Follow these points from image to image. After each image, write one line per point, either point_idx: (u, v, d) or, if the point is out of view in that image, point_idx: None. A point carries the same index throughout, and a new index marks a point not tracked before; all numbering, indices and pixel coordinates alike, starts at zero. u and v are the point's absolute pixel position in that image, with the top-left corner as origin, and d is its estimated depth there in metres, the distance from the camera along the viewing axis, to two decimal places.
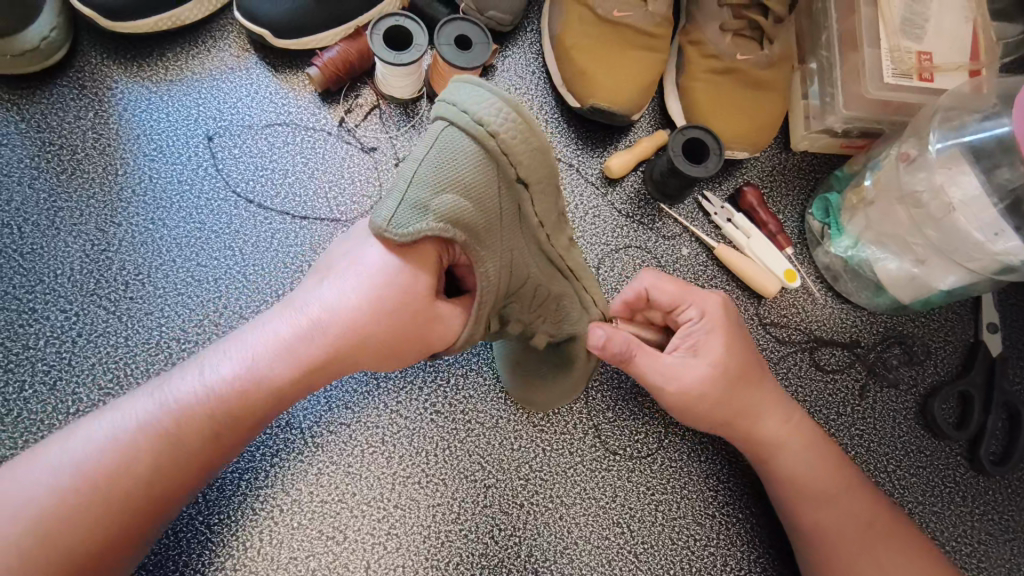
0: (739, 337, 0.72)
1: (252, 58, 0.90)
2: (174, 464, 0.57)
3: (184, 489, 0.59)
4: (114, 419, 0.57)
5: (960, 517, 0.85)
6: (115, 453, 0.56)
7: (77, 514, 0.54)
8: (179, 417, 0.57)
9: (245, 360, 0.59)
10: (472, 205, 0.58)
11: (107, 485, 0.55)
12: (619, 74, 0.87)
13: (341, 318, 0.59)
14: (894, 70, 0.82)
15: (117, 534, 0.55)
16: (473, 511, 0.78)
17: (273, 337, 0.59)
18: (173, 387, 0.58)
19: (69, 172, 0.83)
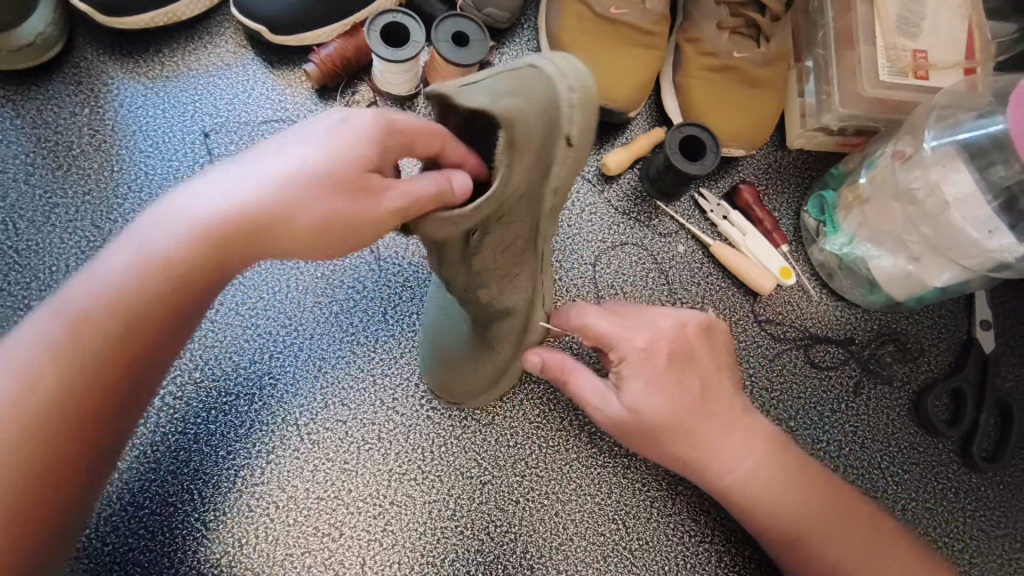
0: (677, 373, 0.66)
1: (248, 54, 0.90)
2: (139, 333, 0.50)
3: (135, 363, 0.51)
4: (91, 280, 0.50)
5: (953, 513, 0.86)
6: (92, 312, 0.49)
7: (48, 378, 0.48)
8: (155, 263, 0.50)
9: (223, 214, 0.50)
10: (531, 117, 0.50)
11: (87, 345, 0.49)
12: (616, 72, 0.88)
13: (352, 180, 0.50)
14: (890, 68, 0.83)
15: (75, 407, 0.48)
16: (469, 508, 0.79)
17: (258, 186, 0.50)
18: (139, 240, 0.50)
19: (65, 168, 0.83)
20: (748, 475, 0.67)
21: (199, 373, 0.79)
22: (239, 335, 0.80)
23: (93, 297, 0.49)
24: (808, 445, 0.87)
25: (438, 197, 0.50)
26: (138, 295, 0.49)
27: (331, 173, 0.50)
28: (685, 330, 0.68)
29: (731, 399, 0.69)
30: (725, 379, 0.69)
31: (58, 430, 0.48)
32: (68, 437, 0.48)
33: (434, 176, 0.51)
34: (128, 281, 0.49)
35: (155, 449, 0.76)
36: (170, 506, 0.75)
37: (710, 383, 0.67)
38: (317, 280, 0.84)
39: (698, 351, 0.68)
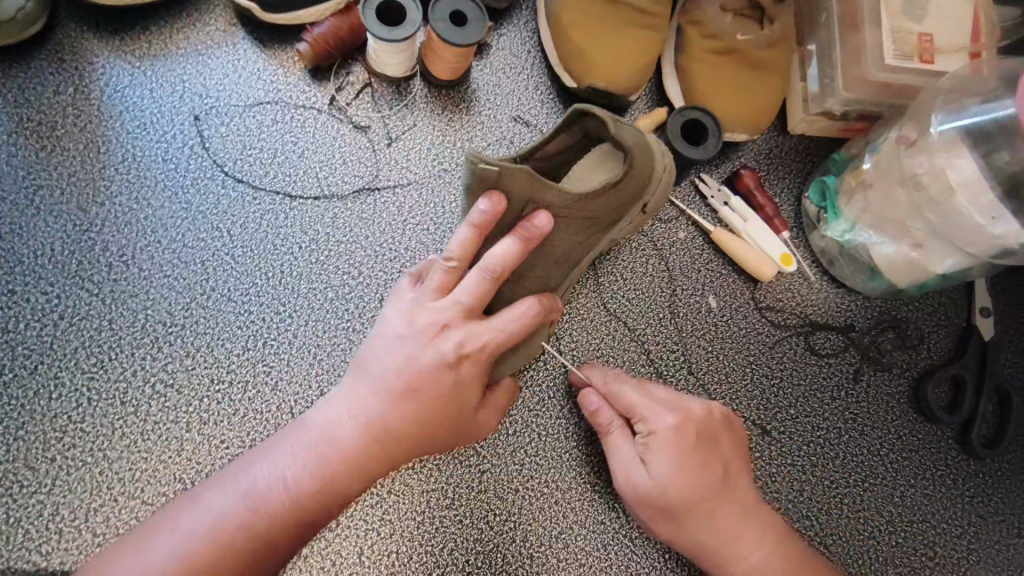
0: (705, 456, 0.69)
1: (240, 33, 0.87)
2: (454, 416, 0.62)
3: (331, 470, 0.59)
4: (303, 440, 0.60)
5: (951, 500, 0.86)
6: (240, 521, 0.56)
7: (332, 471, 0.58)
8: (444, 386, 0.61)
9: (421, 337, 0.62)
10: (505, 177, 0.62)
11: (242, 534, 0.55)
12: (617, 54, 0.86)
13: (498, 278, 0.63)
14: (895, 51, 0.81)
15: (313, 496, 0.58)
16: (468, 496, 0.78)
17: (437, 311, 0.63)
18: (277, 456, 0.59)
19: (49, 149, 0.80)
20: (755, 564, 0.68)
21: (190, 361, 0.76)
22: (232, 321, 0.78)
23: (281, 482, 0.57)
24: (809, 432, 0.86)
25: (519, 253, 0.64)
26: (416, 422, 0.60)
27: (497, 268, 0.63)
28: (715, 416, 0.73)
29: (748, 488, 0.72)
30: (744, 469, 0.74)
31: (309, 524, 0.58)
32: (312, 520, 0.58)
33: (524, 239, 0.64)
34: (268, 496, 0.57)
35: (145, 439, 0.74)
36: (163, 495, 0.72)
37: (732, 466, 0.72)
38: (312, 266, 0.81)
39: (722, 437, 0.72)
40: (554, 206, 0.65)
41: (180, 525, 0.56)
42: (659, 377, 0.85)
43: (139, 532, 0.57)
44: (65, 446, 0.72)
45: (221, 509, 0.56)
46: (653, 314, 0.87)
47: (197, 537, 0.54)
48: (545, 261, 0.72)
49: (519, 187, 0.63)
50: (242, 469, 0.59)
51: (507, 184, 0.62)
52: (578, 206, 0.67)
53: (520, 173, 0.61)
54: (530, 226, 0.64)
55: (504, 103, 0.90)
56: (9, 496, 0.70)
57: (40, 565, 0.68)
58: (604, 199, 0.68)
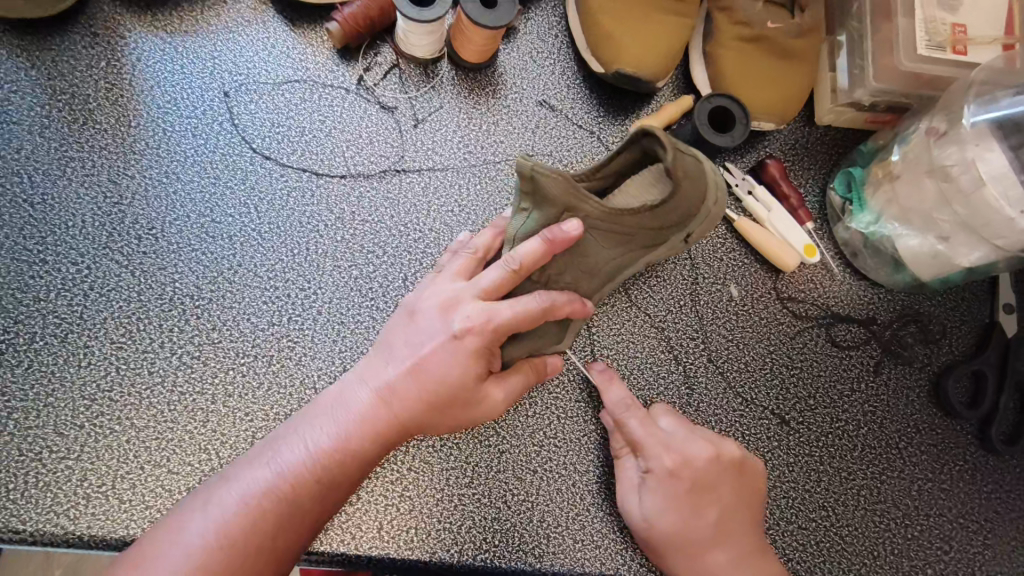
0: (696, 502, 0.72)
1: (270, 11, 0.88)
2: (466, 390, 0.61)
3: (352, 442, 0.60)
4: (324, 418, 0.61)
5: (969, 495, 0.86)
6: (267, 493, 0.56)
7: (352, 440, 0.60)
8: (455, 355, 0.60)
9: (435, 315, 0.62)
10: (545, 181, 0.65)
11: (269, 505, 0.56)
12: (646, 39, 0.86)
13: (518, 269, 0.61)
14: (928, 41, 0.81)
15: (334, 467, 0.59)
16: (486, 476, 0.78)
17: (451, 290, 0.63)
18: (301, 431, 0.60)
19: (81, 121, 0.81)
20: None
21: (216, 334, 0.77)
22: (258, 297, 0.79)
23: (303, 453, 0.58)
24: (827, 424, 0.86)
25: (544, 251, 0.62)
26: (431, 391, 0.60)
27: (520, 265, 0.61)
28: (719, 461, 0.73)
29: (746, 535, 0.73)
30: (749, 515, 0.74)
31: (331, 493, 0.59)
32: (334, 489, 0.59)
33: (551, 239, 0.62)
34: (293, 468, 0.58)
35: (171, 409, 0.75)
36: (187, 465, 0.73)
37: (731, 512, 0.73)
38: (337, 244, 0.82)
39: (724, 484, 0.73)
40: (589, 215, 0.68)
41: (208, 502, 0.56)
42: (679, 364, 0.86)
43: (169, 518, 0.57)
44: (93, 414, 0.73)
45: (247, 483, 0.57)
46: (674, 302, 0.87)
47: (226, 510, 0.55)
48: (576, 270, 0.72)
49: (557, 193, 0.66)
50: (271, 446, 0.60)
51: (545, 188, 0.65)
52: (613, 221, 0.69)
53: (557, 176, 0.65)
54: (560, 231, 0.62)
55: (531, 87, 0.90)
56: (39, 461, 0.71)
57: (68, 530, 0.70)
58: (640, 219, 0.70)
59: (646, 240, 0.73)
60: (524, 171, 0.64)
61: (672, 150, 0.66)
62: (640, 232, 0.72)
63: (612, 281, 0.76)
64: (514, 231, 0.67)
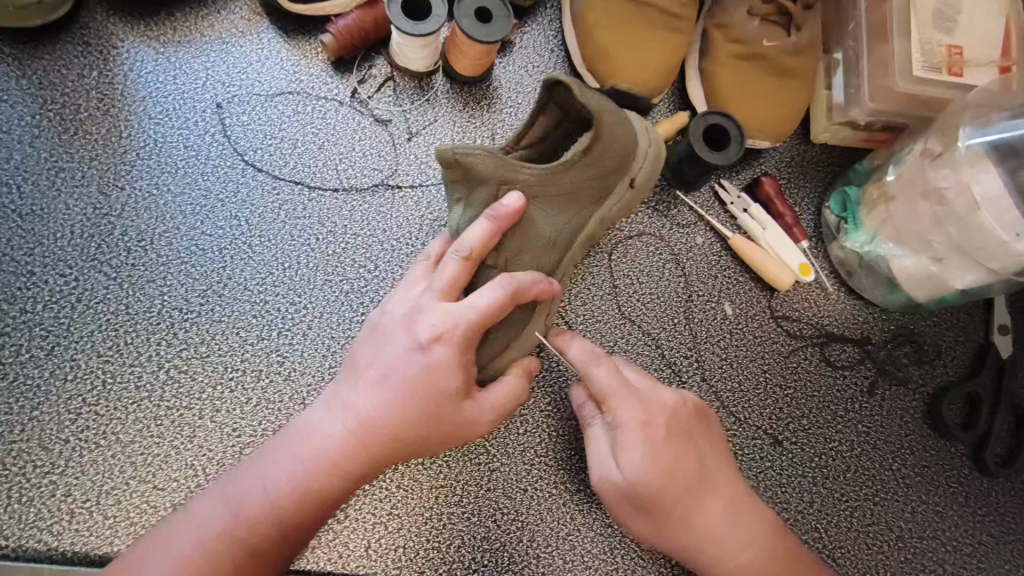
0: (676, 448, 0.66)
1: (264, 22, 0.87)
2: (436, 403, 0.59)
3: (314, 473, 0.57)
4: (286, 448, 0.59)
5: (963, 517, 0.85)
6: (223, 535, 0.55)
7: (315, 472, 0.57)
8: (423, 373, 0.58)
9: (399, 327, 0.60)
10: (470, 158, 0.64)
11: (225, 545, 0.55)
12: (642, 56, 0.85)
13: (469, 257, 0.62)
14: (924, 62, 0.81)
15: (297, 500, 0.57)
16: (476, 494, 0.77)
17: (417, 298, 0.62)
18: (263, 465, 0.58)
19: (72, 132, 0.80)
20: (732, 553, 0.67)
21: (205, 348, 0.77)
22: (247, 310, 0.78)
23: (259, 493, 0.57)
24: (821, 444, 0.85)
25: (490, 233, 0.63)
26: (405, 417, 0.58)
27: (471, 250, 0.62)
28: (681, 405, 0.69)
29: (724, 474, 0.70)
30: (720, 456, 0.71)
31: (299, 526, 0.57)
32: (301, 520, 0.57)
33: (493, 218, 0.63)
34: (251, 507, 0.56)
35: (157, 424, 0.74)
36: (173, 481, 0.72)
37: (707, 457, 0.68)
38: (328, 257, 0.81)
39: (694, 429, 0.69)
40: (529, 184, 0.68)
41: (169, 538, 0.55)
42: (672, 382, 0.85)
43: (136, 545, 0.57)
44: (79, 429, 0.72)
45: (206, 520, 0.56)
46: (667, 319, 0.87)
47: (187, 549, 0.54)
48: (534, 247, 0.70)
49: (493, 171, 0.65)
50: (232, 480, 0.58)
51: (476, 168, 0.65)
52: (551, 179, 0.69)
53: (482, 153, 0.65)
54: (501, 206, 0.64)
55: (526, 102, 0.90)
56: (23, 476, 0.70)
57: (51, 546, 0.69)
58: (578, 172, 0.70)
59: (590, 194, 0.73)
60: (447, 157, 0.64)
61: (578, 87, 0.67)
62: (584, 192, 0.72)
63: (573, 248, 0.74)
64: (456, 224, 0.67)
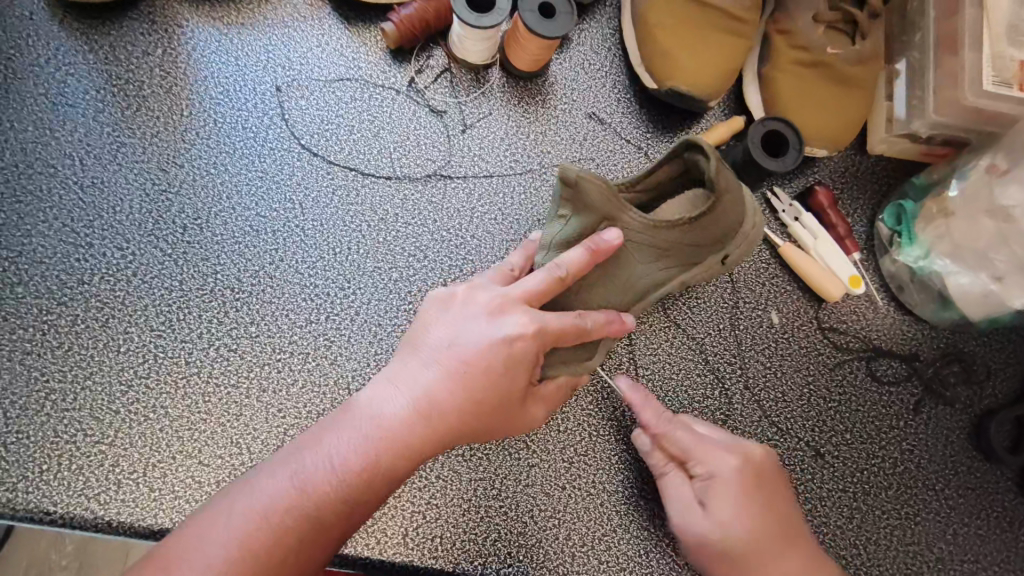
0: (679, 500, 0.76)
1: (326, 9, 0.88)
2: (503, 400, 0.60)
3: (380, 454, 0.56)
4: (350, 423, 0.57)
5: (1005, 543, 0.83)
6: (287, 510, 0.53)
7: (382, 455, 0.56)
8: (495, 361, 0.58)
9: (479, 318, 0.60)
10: (589, 187, 0.63)
11: (290, 519, 0.52)
12: (702, 57, 0.85)
13: (564, 275, 0.62)
14: (995, 77, 0.78)
15: (363, 482, 0.55)
16: (515, 489, 0.77)
17: (498, 294, 0.61)
18: (322, 438, 0.56)
19: (135, 108, 0.81)
20: None
21: (254, 328, 0.77)
22: (297, 294, 0.79)
23: (328, 464, 0.55)
24: (863, 460, 0.84)
25: (590, 262, 0.63)
26: (471, 404, 0.58)
27: (567, 272, 0.62)
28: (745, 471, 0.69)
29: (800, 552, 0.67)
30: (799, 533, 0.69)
31: (361, 505, 0.55)
32: (363, 501, 0.55)
33: (596, 249, 0.63)
34: (311, 480, 0.54)
35: (205, 400, 0.74)
36: (219, 458, 0.73)
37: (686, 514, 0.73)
38: (379, 246, 0.82)
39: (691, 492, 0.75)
40: (628, 229, 0.67)
41: (232, 504, 0.53)
42: (715, 388, 0.84)
43: (193, 514, 0.53)
44: (129, 401, 0.73)
45: (273, 492, 0.53)
46: (713, 325, 0.86)
47: (248, 520, 0.52)
48: (610, 285, 0.70)
49: (599, 203, 0.64)
50: (291, 453, 0.56)
51: (588, 195, 0.63)
52: (653, 233, 0.67)
53: (601, 185, 0.63)
54: (603, 239, 0.63)
55: (580, 100, 0.90)
56: (74, 444, 0.71)
57: (97, 514, 0.69)
58: (678, 231, 0.68)
59: (685, 256, 0.71)
60: (569, 176, 0.62)
61: (714, 155, 0.65)
62: (678, 246, 0.70)
63: (643, 300, 0.74)
64: (552, 236, 0.67)
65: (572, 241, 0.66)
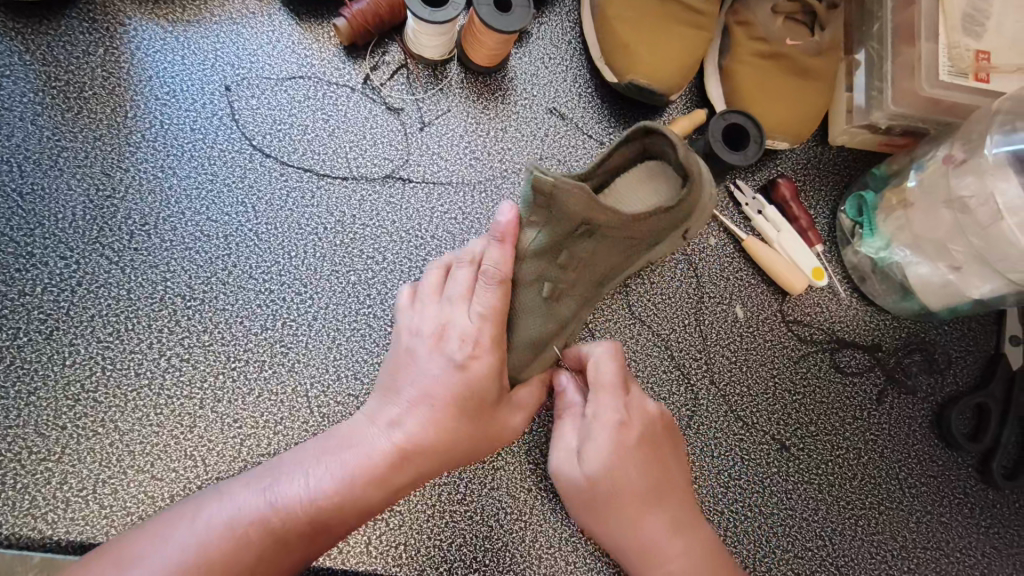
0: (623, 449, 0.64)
1: (275, 4, 0.85)
2: (473, 438, 0.60)
3: (350, 481, 0.56)
4: (330, 450, 0.58)
5: (967, 529, 0.84)
6: (253, 526, 0.52)
7: (354, 483, 0.56)
8: (457, 394, 0.59)
9: (438, 346, 0.61)
10: (568, 199, 0.60)
11: (256, 535, 0.52)
12: (661, 50, 0.83)
13: (504, 281, 0.62)
14: (951, 68, 0.78)
15: (332, 509, 0.55)
16: (480, 493, 0.76)
17: (456, 318, 0.62)
18: (297, 463, 0.57)
19: (76, 110, 0.78)
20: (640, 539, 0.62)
21: (207, 337, 0.75)
22: (252, 300, 0.77)
23: (301, 485, 0.55)
24: (828, 451, 0.85)
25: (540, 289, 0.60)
26: (442, 439, 0.59)
27: (501, 272, 0.62)
28: (631, 429, 0.62)
29: (648, 520, 0.61)
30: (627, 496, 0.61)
31: (329, 531, 0.55)
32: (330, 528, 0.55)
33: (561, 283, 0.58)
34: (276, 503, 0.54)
35: (157, 412, 0.72)
36: (173, 471, 0.71)
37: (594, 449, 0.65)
38: (336, 247, 0.80)
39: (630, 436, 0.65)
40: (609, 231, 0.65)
41: (195, 515, 0.52)
42: (680, 384, 0.84)
43: (146, 524, 0.53)
44: (76, 415, 0.71)
45: (243, 505, 0.53)
46: (677, 320, 0.86)
47: (212, 532, 0.51)
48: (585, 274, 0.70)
49: (577, 211, 0.62)
50: (266, 473, 0.56)
51: (566, 206, 0.61)
52: (632, 229, 0.66)
53: (579, 195, 0.60)
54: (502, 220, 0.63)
55: (541, 94, 0.88)
56: (19, 462, 0.69)
57: (46, 534, 0.67)
58: (655, 222, 0.66)
59: (656, 238, 0.70)
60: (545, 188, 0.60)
61: (684, 147, 0.65)
62: (652, 234, 0.69)
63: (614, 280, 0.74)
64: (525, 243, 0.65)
65: (548, 245, 0.65)
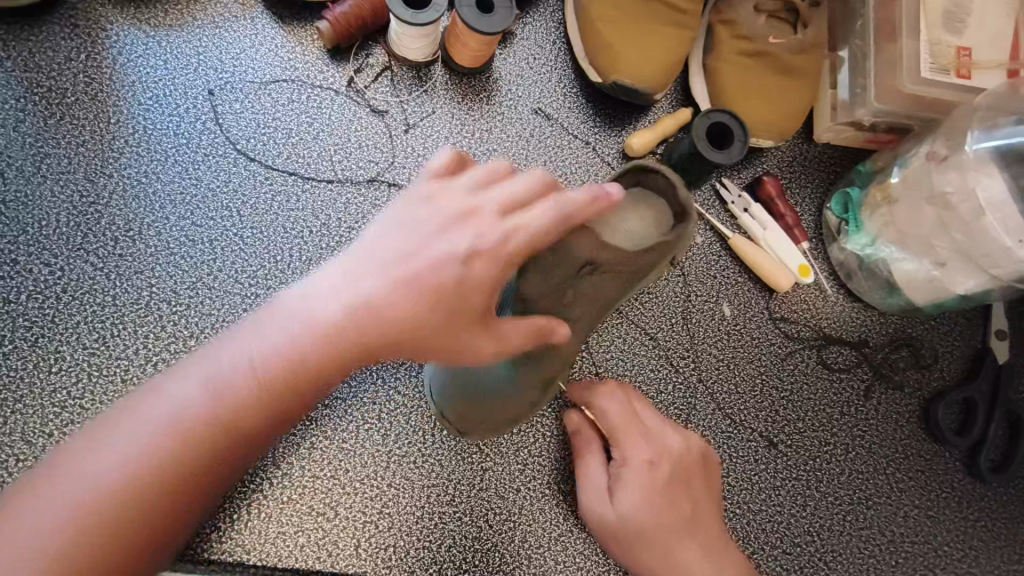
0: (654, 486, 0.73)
1: (258, 7, 0.85)
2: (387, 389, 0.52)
3: (247, 429, 0.50)
4: (223, 370, 0.51)
5: (956, 523, 0.85)
6: (133, 473, 0.48)
7: (246, 416, 0.50)
8: (376, 350, 0.49)
9: (380, 290, 0.49)
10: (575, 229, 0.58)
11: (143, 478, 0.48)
12: (645, 49, 0.84)
13: (477, 214, 0.52)
14: (932, 64, 0.79)
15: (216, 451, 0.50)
16: (469, 494, 0.76)
17: (407, 258, 0.50)
18: (191, 389, 0.51)
19: (58, 116, 0.78)
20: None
21: (193, 342, 0.75)
22: (238, 304, 0.77)
23: (184, 424, 0.49)
24: (815, 447, 0.85)
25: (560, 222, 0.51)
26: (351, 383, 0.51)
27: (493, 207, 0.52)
28: (658, 468, 0.72)
29: (686, 551, 0.69)
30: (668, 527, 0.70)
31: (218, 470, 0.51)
32: (226, 446, 0.51)
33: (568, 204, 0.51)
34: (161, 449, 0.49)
35: None
36: None
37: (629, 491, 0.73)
38: (322, 250, 0.80)
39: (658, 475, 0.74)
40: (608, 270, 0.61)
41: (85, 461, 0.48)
42: (668, 383, 0.84)
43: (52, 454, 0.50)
44: (62, 423, 0.70)
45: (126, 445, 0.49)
46: (665, 319, 0.86)
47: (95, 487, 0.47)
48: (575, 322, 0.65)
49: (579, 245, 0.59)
50: (156, 401, 0.51)
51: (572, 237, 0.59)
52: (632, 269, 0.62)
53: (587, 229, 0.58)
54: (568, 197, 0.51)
55: (526, 95, 0.88)
56: (5, 470, 0.68)
57: None
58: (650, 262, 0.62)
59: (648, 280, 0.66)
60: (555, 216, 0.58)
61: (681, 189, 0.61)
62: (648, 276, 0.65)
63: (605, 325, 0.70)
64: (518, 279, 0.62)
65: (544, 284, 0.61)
